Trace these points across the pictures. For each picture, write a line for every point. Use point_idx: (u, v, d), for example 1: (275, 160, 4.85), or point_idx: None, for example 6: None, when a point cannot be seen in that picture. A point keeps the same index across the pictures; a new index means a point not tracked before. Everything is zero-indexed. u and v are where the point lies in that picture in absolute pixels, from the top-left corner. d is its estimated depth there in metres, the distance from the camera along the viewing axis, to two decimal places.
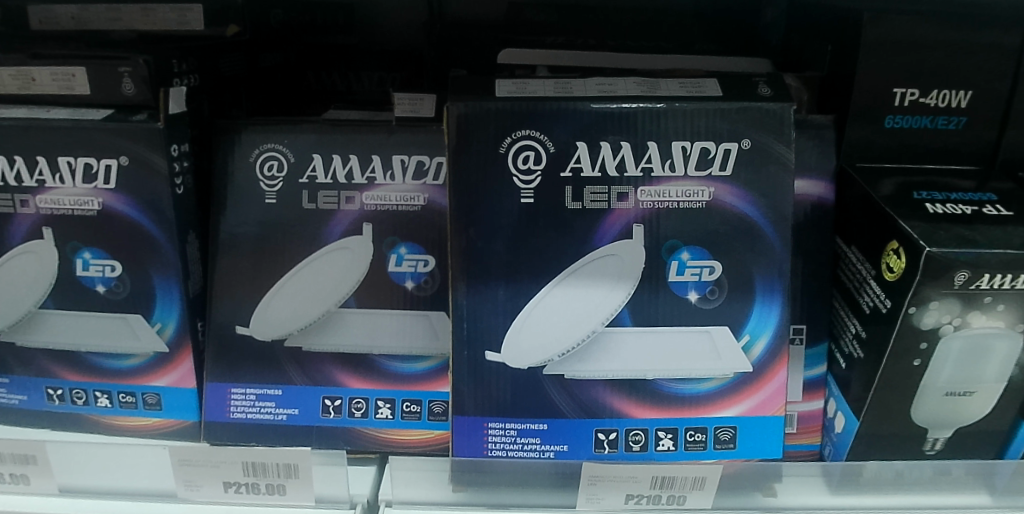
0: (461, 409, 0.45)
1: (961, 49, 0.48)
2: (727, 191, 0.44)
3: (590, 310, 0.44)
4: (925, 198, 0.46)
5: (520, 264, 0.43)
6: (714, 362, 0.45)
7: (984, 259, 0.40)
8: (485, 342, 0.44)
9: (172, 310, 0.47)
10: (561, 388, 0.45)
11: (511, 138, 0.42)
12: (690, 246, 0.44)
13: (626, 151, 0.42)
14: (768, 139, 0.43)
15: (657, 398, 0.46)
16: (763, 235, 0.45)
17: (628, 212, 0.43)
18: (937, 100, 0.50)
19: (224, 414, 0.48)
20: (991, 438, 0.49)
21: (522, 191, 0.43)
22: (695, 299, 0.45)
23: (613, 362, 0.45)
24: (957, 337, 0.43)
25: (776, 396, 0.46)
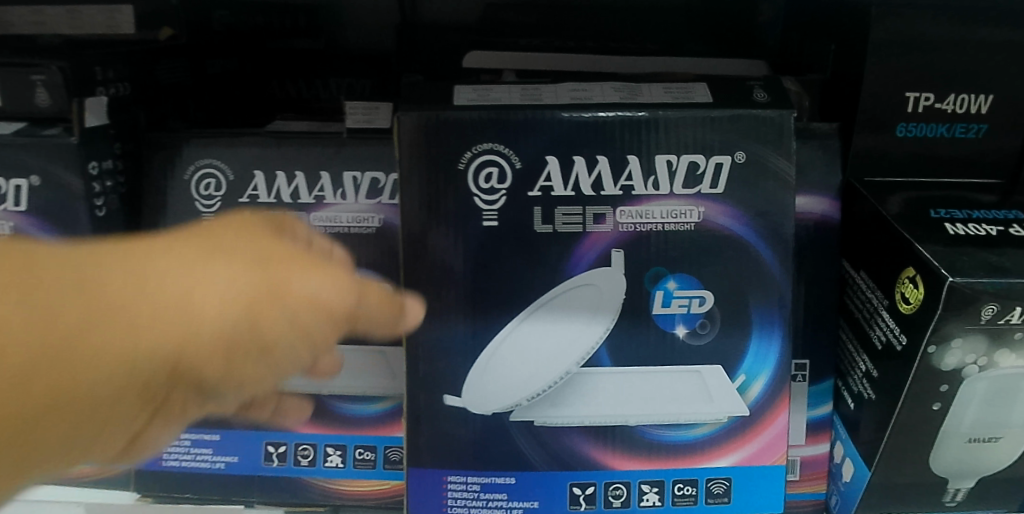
0: (416, 461, 0.40)
1: (983, 47, 0.43)
2: (720, 210, 0.38)
3: (564, 347, 0.39)
4: (944, 217, 0.40)
5: (483, 295, 0.38)
6: (705, 406, 0.40)
7: (1015, 290, 0.34)
8: (444, 384, 0.39)
9: None
10: (529, 436, 0.40)
11: (471, 152, 0.37)
12: (677, 274, 0.39)
13: (603, 166, 0.37)
14: (767, 151, 0.37)
15: (641, 448, 0.40)
16: (763, 261, 0.39)
17: (606, 236, 0.38)
18: (954, 106, 0.44)
19: (154, 462, 0.43)
20: (1020, 486, 0.43)
21: (484, 213, 0.37)
22: (683, 334, 0.39)
23: (590, 407, 0.40)
24: (982, 379, 0.38)
25: (776, 442, 0.41)
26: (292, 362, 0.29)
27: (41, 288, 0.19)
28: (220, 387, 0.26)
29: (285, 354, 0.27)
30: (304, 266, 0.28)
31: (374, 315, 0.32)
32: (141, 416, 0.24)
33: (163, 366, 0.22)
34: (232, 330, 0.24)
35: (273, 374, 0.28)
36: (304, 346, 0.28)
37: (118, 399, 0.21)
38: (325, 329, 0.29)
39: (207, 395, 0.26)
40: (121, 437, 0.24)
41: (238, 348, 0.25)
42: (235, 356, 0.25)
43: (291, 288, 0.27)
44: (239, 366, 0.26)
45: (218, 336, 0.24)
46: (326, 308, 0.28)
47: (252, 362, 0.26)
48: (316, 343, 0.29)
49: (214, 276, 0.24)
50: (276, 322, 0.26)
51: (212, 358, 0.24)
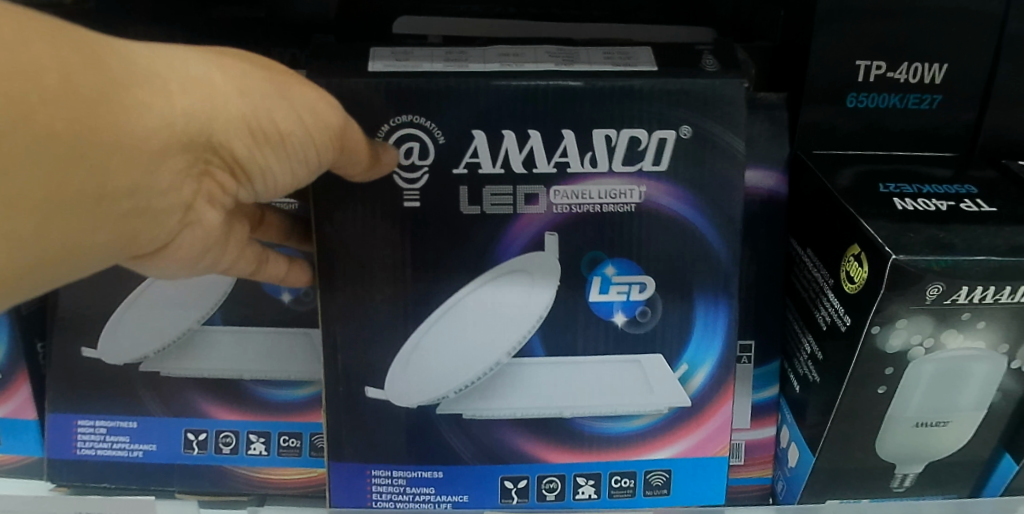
0: (339, 454, 0.39)
1: (938, 16, 0.42)
2: (662, 190, 0.35)
3: (493, 337, 0.37)
4: (893, 191, 0.39)
5: (408, 278, 0.36)
6: (645, 397, 0.38)
7: (961, 268, 0.33)
8: (369, 374, 0.37)
9: (0, 331, 0.40)
10: (461, 432, 0.38)
11: (389, 124, 0.33)
12: (615, 259, 0.36)
13: (535, 141, 0.34)
14: (716, 126, 0.34)
15: (576, 440, 0.39)
16: (710, 247, 0.37)
17: (538, 219, 0.35)
18: (907, 75, 0.43)
19: (69, 451, 0.41)
20: (969, 470, 0.42)
21: (405, 192, 0.35)
22: (623, 322, 0.38)
23: (523, 399, 0.38)
24: (929, 361, 0.36)
25: (718, 432, 0.39)
26: (297, 173, 0.26)
27: (97, 49, 0.17)
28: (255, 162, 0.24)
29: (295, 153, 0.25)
30: (303, 81, 0.26)
31: (354, 162, 0.30)
32: (166, 210, 0.22)
33: (201, 121, 0.21)
34: (251, 112, 0.23)
35: (283, 172, 0.26)
36: (302, 160, 0.26)
37: (162, 154, 0.20)
38: (325, 145, 0.26)
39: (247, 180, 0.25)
40: (156, 227, 0.22)
41: (265, 136, 0.24)
42: (257, 138, 0.23)
43: (297, 87, 0.25)
44: (262, 154, 0.24)
45: (243, 118, 0.22)
46: (325, 119, 0.26)
47: (269, 153, 0.24)
48: (314, 156, 0.26)
49: (231, 84, 0.22)
50: (290, 112, 0.24)
51: (239, 134, 0.23)
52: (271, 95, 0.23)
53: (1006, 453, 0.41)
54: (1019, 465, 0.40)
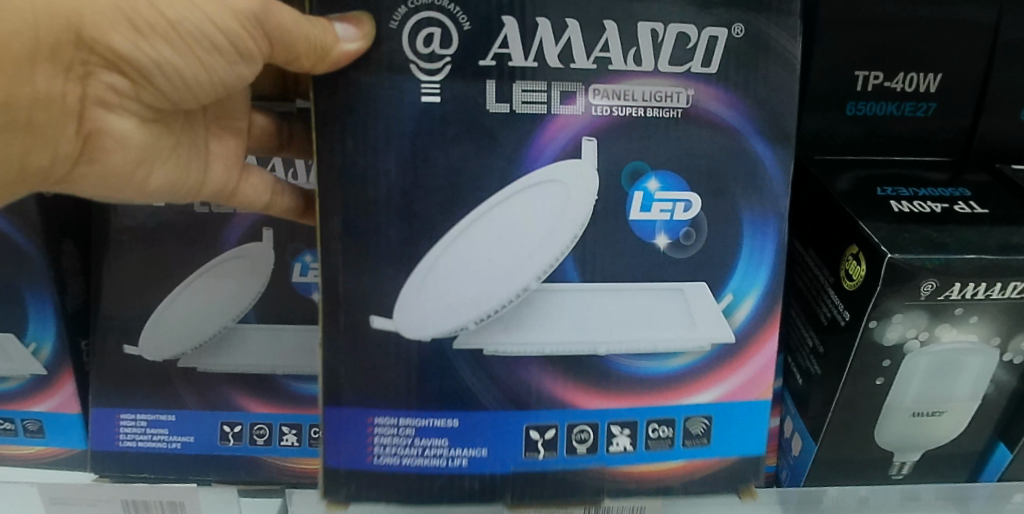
0: (336, 399, 0.35)
1: (931, 27, 0.45)
2: (710, 93, 0.33)
3: (518, 264, 0.33)
4: (890, 194, 0.41)
5: (419, 192, 0.32)
6: (686, 328, 0.35)
7: (953, 266, 0.35)
8: (374, 303, 0.34)
9: (47, 329, 0.42)
10: (476, 367, 0.35)
11: (408, 5, 0.31)
12: (658, 172, 0.34)
13: (574, 32, 0.31)
14: (772, 27, 0.33)
15: (610, 380, 0.35)
16: (757, 154, 0.34)
17: (575, 121, 0.32)
18: (903, 84, 0.46)
19: (111, 443, 0.43)
20: (965, 459, 0.44)
21: (422, 84, 0.31)
22: (664, 245, 0.34)
23: (552, 332, 0.34)
24: (924, 354, 0.38)
25: (763, 372, 0.37)
26: (206, 62, 0.32)
27: None
28: (138, 58, 0.30)
29: (187, 40, 0.30)
30: None
31: (303, 49, 0.30)
32: (60, 114, 0.31)
33: (71, 19, 0.28)
34: (126, 4, 0.29)
35: (187, 63, 0.31)
36: (200, 48, 0.31)
37: (32, 62, 0.28)
38: (238, 30, 0.31)
39: (144, 74, 0.31)
40: (57, 127, 0.31)
41: (143, 24, 0.29)
42: (143, 29, 0.29)
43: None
44: (146, 41, 0.30)
45: (116, 9, 0.29)
46: (228, 1, 0.30)
47: (160, 42, 0.30)
48: (223, 40, 0.31)
49: None
50: (171, 2, 0.29)
51: (111, 26, 0.29)
52: None
53: (1001, 442, 0.43)
54: (1013, 453, 0.42)
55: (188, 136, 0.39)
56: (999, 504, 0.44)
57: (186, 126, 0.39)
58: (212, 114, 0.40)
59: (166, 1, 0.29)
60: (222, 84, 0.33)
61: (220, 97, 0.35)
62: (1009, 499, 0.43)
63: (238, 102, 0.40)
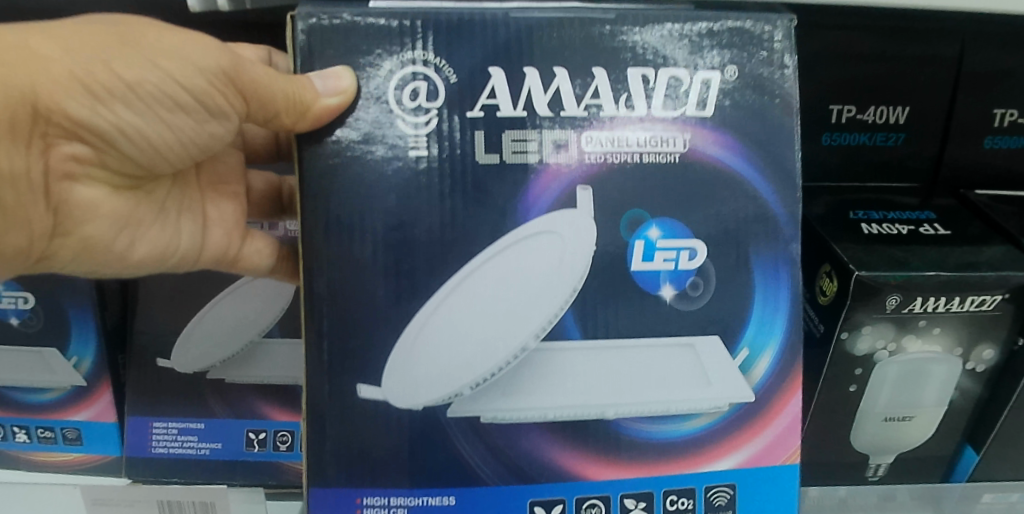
0: (321, 477, 0.33)
1: (901, 62, 0.49)
2: (709, 138, 0.33)
3: (513, 321, 0.32)
4: (861, 218, 0.45)
5: (408, 249, 0.32)
6: (696, 390, 0.34)
7: (916, 282, 0.39)
8: (362, 371, 0.32)
9: (88, 344, 0.46)
10: (473, 436, 0.33)
11: (394, 59, 0.32)
12: (658, 219, 0.33)
13: (562, 79, 0.32)
14: (762, 69, 0.33)
15: (624, 447, 0.34)
16: (763, 201, 0.34)
17: (569, 167, 0.32)
18: (874, 117, 0.51)
19: (144, 450, 0.47)
20: (934, 462, 0.47)
21: (409, 139, 0.32)
22: (670, 296, 0.34)
23: (556, 397, 0.33)
24: (892, 363, 0.42)
25: (788, 434, 0.35)
26: (171, 121, 0.32)
27: None
28: (97, 123, 0.31)
29: (149, 100, 0.31)
30: (168, 32, 0.31)
31: (283, 105, 0.31)
32: (26, 191, 0.32)
33: (25, 90, 0.29)
34: (82, 70, 0.30)
35: (152, 124, 0.32)
36: (163, 107, 0.32)
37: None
38: (207, 88, 0.32)
39: (106, 138, 0.32)
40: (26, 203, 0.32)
41: (103, 89, 0.30)
42: (103, 95, 0.30)
43: (150, 39, 0.31)
44: (106, 106, 0.31)
45: (72, 76, 0.29)
46: (191, 60, 0.31)
47: (119, 104, 0.31)
48: (189, 99, 0.32)
49: (57, 51, 0.29)
50: (129, 64, 0.30)
51: (68, 97, 0.30)
52: (109, 54, 0.30)
53: (969, 446, 0.46)
54: (979, 456, 0.46)
55: (174, 199, 0.40)
56: (969, 503, 0.47)
57: (172, 189, 0.40)
58: (206, 177, 0.42)
59: (127, 65, 0.30)
60: (193, 141, 0.34)
61: (195, 156, 0.36)
62: (979, 498, 0.46)
63: (233, 169, 0.43)
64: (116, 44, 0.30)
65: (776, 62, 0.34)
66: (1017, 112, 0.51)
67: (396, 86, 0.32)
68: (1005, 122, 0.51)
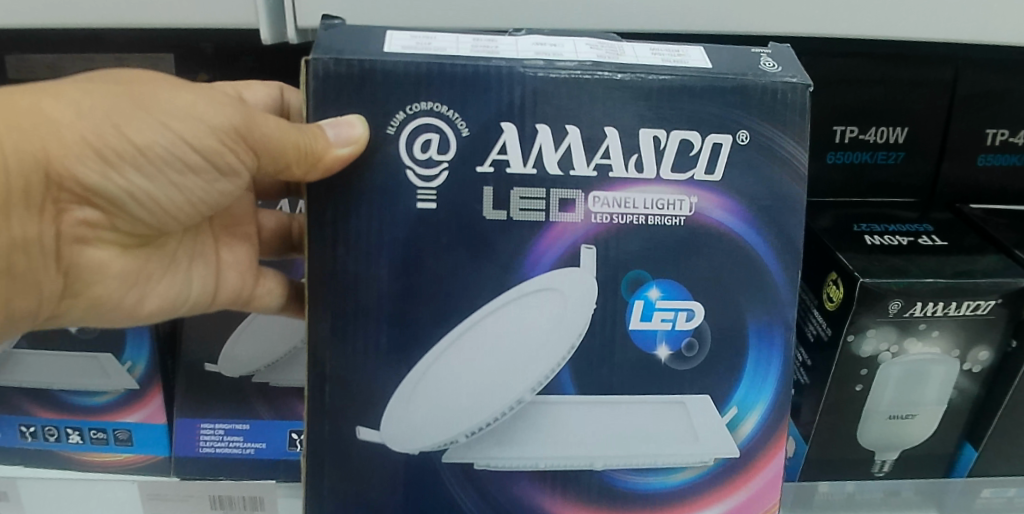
0: (318, 506, 0.37)
1: (899, 85, 0.53)
2: (714, 202, 0.34)
3: (510, 379, 0.35)
4: (865, 230, 0.49)
5: (410, 301, 0.34)
6: (685, 446, 0.37)
7: (915, 288, 0.42)
8: (360, 414, 0.35)
9: (142, 348, 0.49)
10: (467, 484, 0.37)
11: (405, 112, 0.32)
12: (660, 280, 0.34)
13: (574, 137, 0.32)
14: (777, 133, 0.33)
15: (607, 495, 0.38)
16: (762, 263, 0.35)
17: (572, 228, 0.33)
18: (875, 136, 0.54)
19: (193, 449, 0.50)
20: (936, 459, 0.50)
21: (420, 192, 0.32)
22: (666, 356, 0.36)
23: (548, 448, 0.36)
24: (895, 364, 0.45)
25: (769, 491, 0.39)
26: (182, 184, 0.32)
27: None
28: (110, 189, 0.31)
29: (161, 164, 0.31)
30: (180, 91, 0.31)
31: (293, 155, 0.31)
32: (39, 259, 0.32)
33: (39, 157, 0.29)
34: (95, 136, 0.29)
35: (163, 189, 0.32)
36: (174, 171, 0.31)
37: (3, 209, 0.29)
38: (218, 146, 0.32)
39: (118, 204, 0.32)
40: (38, 270, 0.33)
41: (115, 154, 0.30)
42: (115, 159, 0.30)
43: (163, 99, 0.31)
44: (119, 172, 0.30)
45: (84, 143, 0.29)
46: (203, 119, 0.31)
47: (131, 169, 0.31)
48: (201, 158, 0.32)
49: (68, 115, 0.29)
50: (142, 127, 0.30)
51: (78, 163, 0.30)
52: (120, 116, 0.30)
53: (968, 444, 0.49)
54: (978, 452, 0.49)
55: (186, 249, 0.40)
56: (969, 497, 0.50)
57: (181, 242, 0.40)
58: (219, 224, 0.42)
59: (140, 128, 0.30)
60: (202, 201, 0.34)
61: (204, 214, 0.36)
62: (977, 494, 0.50)
63: (246, 210, 0.42)
64: (129, 106, 0.30)
65: (791, 128, 0.33)
66: (1007, 131, 0.54)
67: (406, 141, 0.32)
68: (997, 141, 0.55)
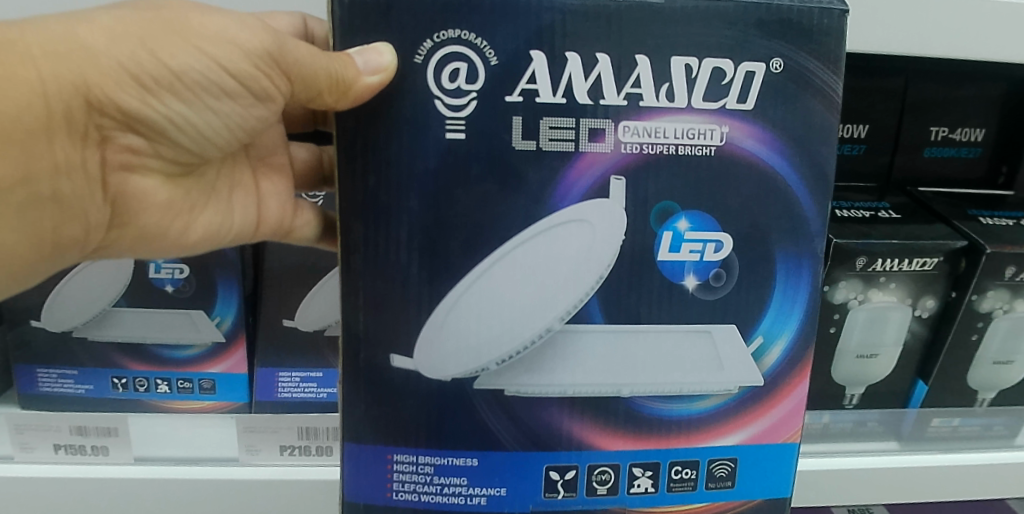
0: (356, 438, 0.44)
1: (860, 91, 0.64)
2: (745, 133, 0.40)
3: (541, 307, 0.41)
4: (836, 206, 0.60)
5: (444, 233, 0.39)
6: (714, 373, 0.44)
7: (877, 248, 0.53)
8: (394, 344, 0.41)
9: (230, 306, 0.56)
10: (496, 407, 0.43)
11: (434, 40, 0.37)
12: (689, 212, 0.41)
13: (603, 66, 0.38)
14: (810, 61, 0.40)
15: (632, 418, 0.45)
16: (794, 193, 0.42)
17: (604, 158, 0.39)
18: (842, 132, 0.66)
19: (272, 394, 0.58)
20: (894, 395, 0.62)
21: (448, 121, 0.38)
22: (693, 287, 0.43)
23: (574, 376, 0.43)
24: (861, 310, 0.56)
25: (792, 417, 0.47)
26: (218, 107, 0.39)
27: None
28: (149, 114, 0.38)
29: (194, 87, 0.37)
30: (205, 17, 0.37)
31: (327, 85, 0.37)
32: (84, 184, 0.39)
33: (78, 84, 0.35)
34: (131, 60, 0.36)
35: (199, 112, 0.39)
36: (209, 95, 0.38)
37: (49, 134, 0.36)
38: (250, 68, 0.38)
39: (159, 129, 0.39)
40: (83, 196, 0.39)
41: (152, 78, 0.36)
42: (152, 82, 0.37)
43: (192, 25, 0.37)
44: (156, 97, 0.37)
45: (120, 68, 0.36)
46: (231, 41, 0.37)
47: (168, 94, 0.37)
48: (233, 77, 0.38)
49: (103, 43, 0.36)
50: (173, 53, 0.36)
51: (118, 87, 0.36)
52: (151, 43, 0.36)
53: (919, 380, 0.61)
54: (927, 385, 0.60)
55: (225, 179, 0.48)
56: (922, 425, 0.61)
57: (220, 171, 0.48)
58: (255, 155, 0.50)
59: (171, 52, 0.36)
60: (239, 124, 0.41)
61: (238, 139, 0.42)
62: (928, 423, 0.61)
63: (276, 142, 0.50)
64: (160, 32, 0.36)
65: (821, 58, 0.40)
66: (947, 128, 0.66)
67: (437, 69, 0.37)
68: (940, 137, 0.67)
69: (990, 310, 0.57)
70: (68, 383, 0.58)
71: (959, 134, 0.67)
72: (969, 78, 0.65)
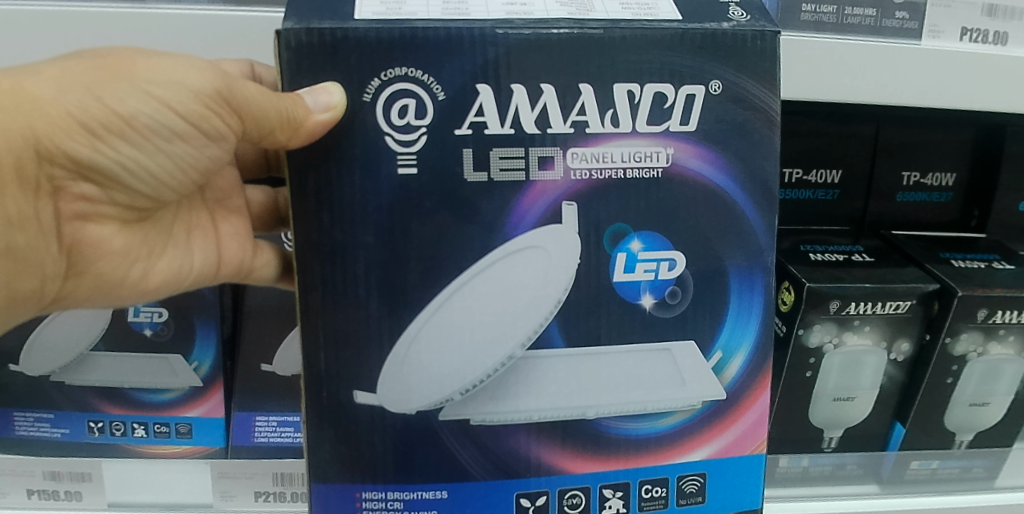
0: (322, 476, 0.43)
1: (833, 136, 0.66)
2: (689, 154, 0.41)
3: (501, 334, 0.41)
4: (811, 249, 0.61)
5: (398, 266, 0.40)
6: (679, 389, 0.44)
7: (849, 291, 0.54)
8: (357, 381, 0.42)
9: (208, 351, 0.56)
10: (465, 439, 0.43)
11: (380, 79, 0.38)
12: (638, 233, 0.42)
13: (549, 97, 0.39)
14: (744, 81, 0.41)
15: (601, 442, 0.45)
16: (740, 209, 0.43)
17: (554, 186, 0.40)
18: (817, 177, 0.67)
19: (248, 439, 0.58)
20: (873, 437, 0.62)
21: (399, 157, 0.39)
22: (650, 305, 0.43)
23: (538, 402, 0.43)
24: (837, 353, 0.57)
25: (757, 429, 0.47)
26: (170, 150, 0.40)
27: None
28: (101, 161, 0.38)
29: (145, 131, 0.38)
30: (151, 60, 0.38)
31: (278, 123, 0.37)
32: (38, 234, 0.39)
33: (27, 135, 0.36)
34: (79, 108, 0.36)
35: (152, 156, 0.39)
36: (160, 137, 0.39)
37: None
38: (201, 110, 0.38)
39: (111, 176, 0.39)
40: (38, 248, 0.39)
41: (105, 124, 0.37)
42: (101, 127, 0.37)
43: (137, 69, 0.37)
44: (105, 143, 0.38)
45: (66, 116, 0.36)
46: (178, 84, 0.38)
47: (117, 138, 0.38)
48: (183, 120, 0.38)
49: (49, 93, 0.36)
50: (122, 98, 0.37)
51: (65, 135, 0.37)
52: (97, 90, 0.37)
53: (898, 422, 0.61)
54: (905, 427, 0.60)
55: (182, 224, 0.48)
56: (901, 468, 0.62)
57: (177, 216, 0.48)
58: (211, 198, 0.50)
59: (117, 97, 0.37)
60: (193, 164, 0.41)
61: (193, 180, 0.43)
62: (908, 465, 0.61)
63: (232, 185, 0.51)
64: (105, 78, 0.37)
65: (757, 80, 0.41)
66: (918, 174, 0.68)
67: (387, 105, 0.38)
68: (911, 181, 0.68)
69: (964, 352, 0.57)
70: (44, 426, 0.57)
71: (931, 178, 0.68)
72: (935, 125, 0.67)
